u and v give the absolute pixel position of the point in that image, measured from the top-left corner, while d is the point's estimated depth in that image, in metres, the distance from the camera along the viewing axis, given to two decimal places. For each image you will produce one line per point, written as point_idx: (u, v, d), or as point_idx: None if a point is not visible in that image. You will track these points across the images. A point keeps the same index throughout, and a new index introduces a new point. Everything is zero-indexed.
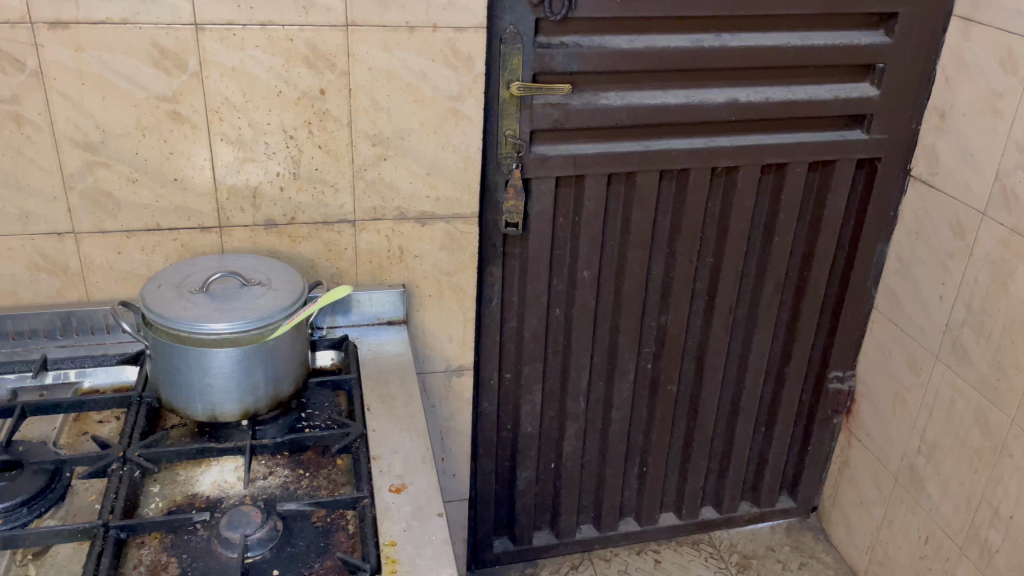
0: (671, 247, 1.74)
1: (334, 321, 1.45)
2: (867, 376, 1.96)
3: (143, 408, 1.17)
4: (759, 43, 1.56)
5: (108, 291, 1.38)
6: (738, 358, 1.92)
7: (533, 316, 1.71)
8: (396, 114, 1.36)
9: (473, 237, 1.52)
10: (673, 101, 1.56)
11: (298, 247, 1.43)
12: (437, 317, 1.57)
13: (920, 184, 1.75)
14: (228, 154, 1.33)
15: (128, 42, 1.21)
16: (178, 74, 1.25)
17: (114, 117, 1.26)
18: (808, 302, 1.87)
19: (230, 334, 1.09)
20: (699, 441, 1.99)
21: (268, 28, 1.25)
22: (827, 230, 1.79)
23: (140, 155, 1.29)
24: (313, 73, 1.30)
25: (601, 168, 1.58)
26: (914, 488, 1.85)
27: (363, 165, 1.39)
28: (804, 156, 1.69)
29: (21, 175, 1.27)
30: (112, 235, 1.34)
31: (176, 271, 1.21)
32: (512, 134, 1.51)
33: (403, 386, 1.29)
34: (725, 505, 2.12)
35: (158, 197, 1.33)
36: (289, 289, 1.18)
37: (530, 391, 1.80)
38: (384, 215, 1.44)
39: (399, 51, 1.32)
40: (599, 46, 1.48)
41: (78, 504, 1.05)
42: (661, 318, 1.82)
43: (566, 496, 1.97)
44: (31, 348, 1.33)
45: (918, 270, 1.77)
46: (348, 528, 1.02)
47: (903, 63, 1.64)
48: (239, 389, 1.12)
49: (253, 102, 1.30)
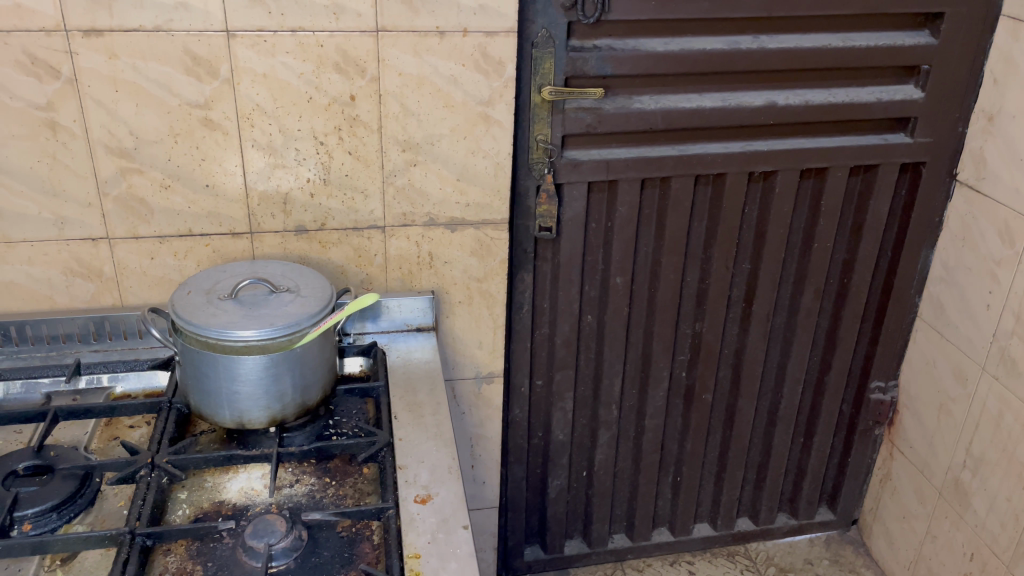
0: (706, 253, 1.70)
1: (363, 328, 1.43)
2: (911, 386, 1.91)
3: (173, 414, 1.17)
4: (799, 45, 1.52)
5: (142, 296, 1.40)
6: (775, 367, 1.89)
7: (565, 322, 1.69)
8: (427, 119, 1.35)
9: (503, 243, 1.50)
10: (709, 104, 1.53)
11: (328, 252, 1.42)
12: (467, 323, 1.56)
13: (966, 189, 1.69)
14: (259, 160, 1.33)
15: (161, 49, 1.22)
16: (210, 81, 1.25)
17: (147, 124, 1.26)
18: (849, 309, 1.82)
19: (258, 341, 1.08)
20: (735, 451, 1.95)
21: (298, 34, 1.25)
22: (868, 237, 1.74)
23: (173, 161, 1.30)
24: (344, 79, 1.29)
25: (634, 173, 1.56)
26: (959, 504, 1.79)
27: (393, 171, 1.38)
28: (845, 160, 1.65)
29: (57, 181, 1.28)
30: (145, 241, 1.35)
31: (206, 278, 1.21)
32: (544, 138, 1.49)
33: (431, 395, 1.27)
34: (762, 517, 2.08)
35: (190, 203, 1.34)
36: (317, 296, 1.17)
37: (562, 398, 1.78)
38: (414, 221, 1.43)
39: (429, 56, 1.30)
40: (633, 49, 1.45)
41: (107, 509, 1.05)
42: (695, 325, 1.79)
43: (599, 505, 1.95)
44: (65, 352, 1.34)
45: (965, 278, 1.72)
46: (373, 539, 1.01)
47: (950, 64, 1.59)
48: (266, 396, 1.12)
49: (284, 108, 1.30)
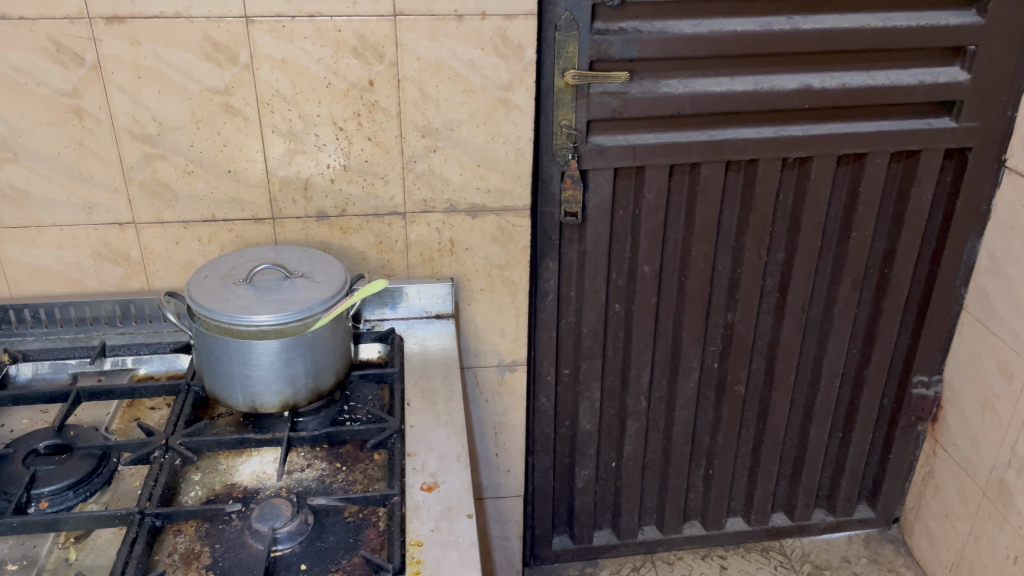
0: (738, 242, 1.66)
1: (383, 314, 1.44)
2: (955, 382, 1.84)
3: (190, 396, 1.19)
4: (835, 26, 1.46)
5: (167, 280, 1.42)
6: (812, 358, 1.84)
7: (592, 311, 1.67)
8: (446, 104, 1.34)
9: (525, 230, 1.48)
10: (740, 88, 1.49)
11: (348, 239, 1.43)
12: (488, 311, 1.55)
13: (1014, 176, 1.61)
14: (280, 146, 1.33)
15: (181, 35, 1.23)
16: (230, 67, 1.26)
17: (170, 110, 1.28)
18: (889, 301, 1.76)
19: (271, 326, 1.08)
20: (770, 444, 1.91)
21: (316, 19, 1.24)
22: (909, 226, 1.68)
23: (195, 147, 1.31)
24: (362, 64, 1.29)
25: (662, 159, 1.52)
26: (1003, 504, 1.72)
27: (412, 157, 1.38)
28: (884, 146, 1.59)
29: (84, 167, 1.31)
30: (170, 226, 1.37)
31: (222, 263, 1.22)
32: (567, 124, 1.46)
33: (445, 382, 1.27)
34: (798, 512, 2.03)
35: (213, 188, 1.35)
36: (331, 282, 1.17)
37: (589, 387, 1.76)
38: (435, 207, 1.43)
39: (448, 40, 1.29)
40: (660, 32, 1.41)
41: (122, 489, 1.07)
42: (727, 315, 1.75)
43: (628, 496, 1.93)
44: (92, 334, 1.38)
45: (1012, 268, 1.64)
46: (378, 526, 1.00)
47: (999, 44, 1.51)
48: (279, 381, 1.12)
49: (303, 94, 1.30)
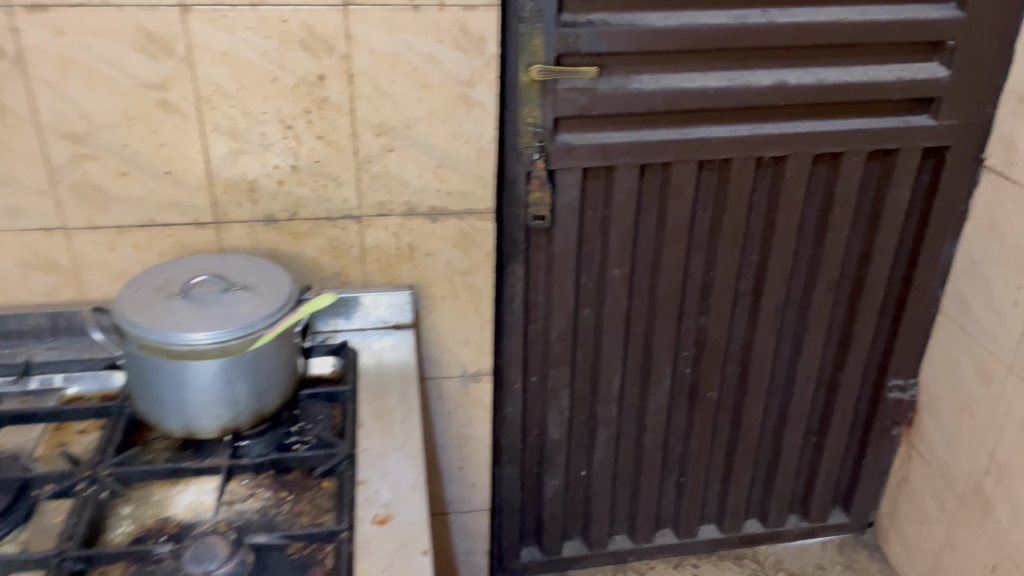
0: (711, 243, 1.59)
1: (337, 325, 1.35)
2: (931, 386, 1.80)
3: (122, 420, 1.09)
4: (811, 19, 1.40)
5: (103, 289, 1.32)
6: (786, 363, 1.78)
7: (560, 316, 1.59)
8: (402, 101, 1.25)
9: (488, 234, 1.40)
10: (713, 84, 1.41)
11: (299, 244, 1.33)
12: (451, 319, 1.47)
13: (994, 176, 1.56)
14: (222, 145, 1.24)
15: (111, 25, 1.12)
16: (166, 59, 1.16)
17: (101, 107, 1.18)
18: (866, 303, 1.71)
19: (206, 347, 0.99)
20: (743, 451, 1.86)
21: (259, 9, 1.15)
22: (887, 226, 1.62)
23: (130, 146, 1.21)
24: (310, 57, 1.19)
25: (633, 158, 1.45)
26: (981, 512, 1.68)
27: (367, 157, 1.29)
28: (862, 144, 1.52)
29: (7, 169, 1.20)
30: (104, 231, 1.27)
31: (156, 275, 1.12)
32: (533, 121, 1.39)
33: (402, 400, 1.18)
34: (772, 519, 1.98)
35: (150, 191, 1.25)
36: (275, 295, 1.08)
37: (558, 395, 1.69)
38: (392, 210, 1.34)
39: (403, 33, 1.20)
40: (630, 24, 1.34)
41: (43, 525, 0.97)
42: (700, 319, 1.68)
43: (598, 506, 1.86)
44: (18, 350, 1.27)
45: (990, 270, 1.59)
46: (325, 564, 0.91)
47: (979, 40, 1.46)
48: (217, 404, 1.03)
49: (246, 89, 1.20)
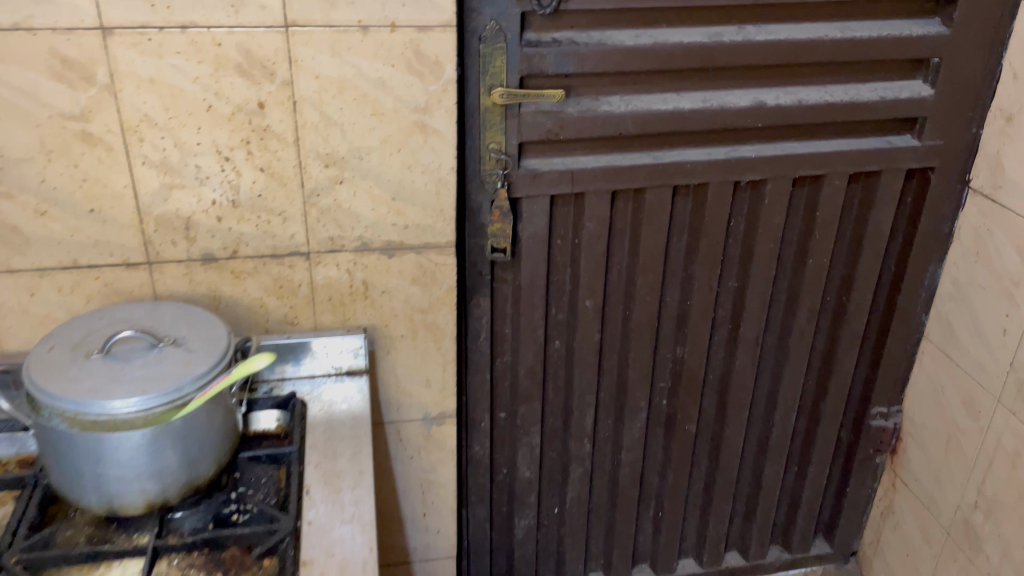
0: (687, 270, 1.51)
1: (284, 372, 1.24)
2: (916, 413, 1.73)
3: (37, 493, 0.98)
4: (790, 36, 1.31)
5: (23, 337, 1.19)
6: (766, 392, 1.70)
7: (528, 350, 1.49)
8: (352, 129, 1.15)
9: (449, 269, 1.29)
10: (688, 105, 1.33)
11: (242, 284, 1.22)
12: (410, 361, 1.36)
13: (980, 198, 1.49)
14: (153, 179, 1.12)
15: (22, 50, 1.01)
16: (86, 87, 1.05)
17: (14, 139, 1.06)
18: (848, 330, 1.63)
19: (126, 416, 0.88)
20: (722, 483, 1.77)
21: (189, 31, 1.04)
22: (870, 250, 1.55)
23: (48, 182, 1.09)
24: (248, 83, 1.09)
25: (604, 184, 1.35)
26: (970, 548, 1.61)
27: (315, 190, 1.18)
28: (843, 167, 1.44)
29: None
30: (23, 275, 1.15)
31: (77, 329, 1.01)
32: (496, 148, 1.29)
33: (353, 460, 1.08)
34: (753, 552, 1.89)
35: (73, 230, 1.13)
36: (208, 351, 0.97)
37: (528, 432, 1.59)
38: (344, 246, 1.23)
39: (351, 56, 1.10)
40: (598, 43, 1.24)
41: None
42: (676, 349, 1.59)
43: (571, 545, 1.76)
44: None
45: (977, 296, 1.52)
46: None
47: (965, 57, 1.38)
48: (141, 478, 0.92)
49: (178, 118, 1.09)
